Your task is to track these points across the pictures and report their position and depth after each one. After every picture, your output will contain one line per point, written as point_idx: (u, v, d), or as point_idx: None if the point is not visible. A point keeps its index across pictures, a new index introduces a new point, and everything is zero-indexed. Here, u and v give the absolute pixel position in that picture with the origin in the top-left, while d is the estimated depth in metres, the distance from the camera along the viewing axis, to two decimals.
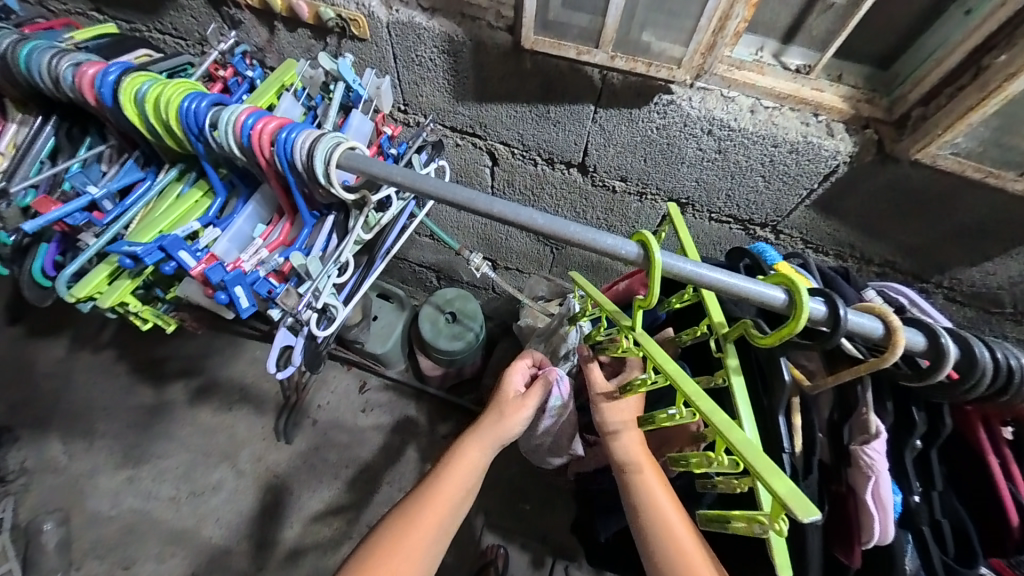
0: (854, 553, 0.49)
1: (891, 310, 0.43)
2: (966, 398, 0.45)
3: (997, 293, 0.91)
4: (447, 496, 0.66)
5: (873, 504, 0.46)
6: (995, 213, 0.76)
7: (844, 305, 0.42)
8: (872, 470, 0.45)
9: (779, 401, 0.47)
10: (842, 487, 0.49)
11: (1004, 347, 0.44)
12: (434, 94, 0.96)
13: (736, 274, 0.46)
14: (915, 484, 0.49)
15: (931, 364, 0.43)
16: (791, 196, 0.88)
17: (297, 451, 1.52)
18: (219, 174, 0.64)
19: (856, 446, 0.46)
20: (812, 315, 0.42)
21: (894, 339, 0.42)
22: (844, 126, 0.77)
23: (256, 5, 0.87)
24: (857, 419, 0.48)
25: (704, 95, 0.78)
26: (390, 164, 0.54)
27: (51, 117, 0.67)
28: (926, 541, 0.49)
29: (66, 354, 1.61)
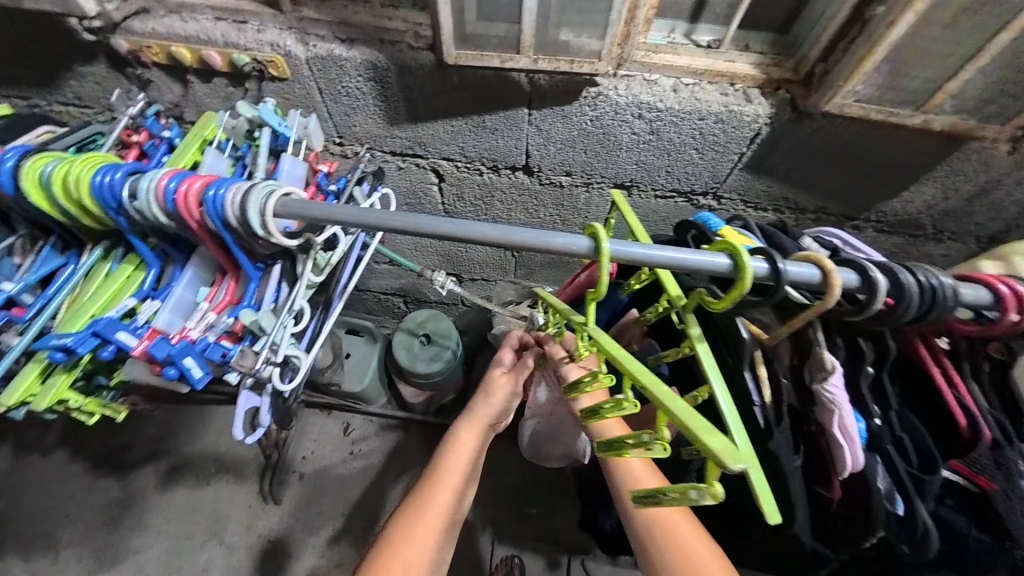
0: (834, 486, 0.52)
1: (824, 254, 0.45)
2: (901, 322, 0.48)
3: (918, 218, 0.99)
4: (454, 482, 0.65)
5: (841, 436, 0.48)
6: (902, 147, 0.83)
7: (782, 260, 0.44)
8: (835, 404, 0.48)
9: (743, 356, 0.50)
10: (813, 426, 0.52)
11: (924, 270, 0.48)
12: (367, 122, 0.95)
13: (682, 248, 0.48)
14: (874, 407, 0.52)
15: (865, 297, 0.46)
16: (725, 162, 0.92)
17: (287, 510, 1.44)
18: (149, 244, 0.60)
19: (818, 385, 0.49)
20: (755, 274, 0.44)
21: (830, 281, 0.44)
22: (759, 90, 0.82)
23: (164, 60, 0.84)
24: (814, 359, 0.50)
25: (629, 82, 0.82)
26: (327, 204, 0.52)
27: None
28: (892, 460, 0.52)
29: (12, 462, 1.46)
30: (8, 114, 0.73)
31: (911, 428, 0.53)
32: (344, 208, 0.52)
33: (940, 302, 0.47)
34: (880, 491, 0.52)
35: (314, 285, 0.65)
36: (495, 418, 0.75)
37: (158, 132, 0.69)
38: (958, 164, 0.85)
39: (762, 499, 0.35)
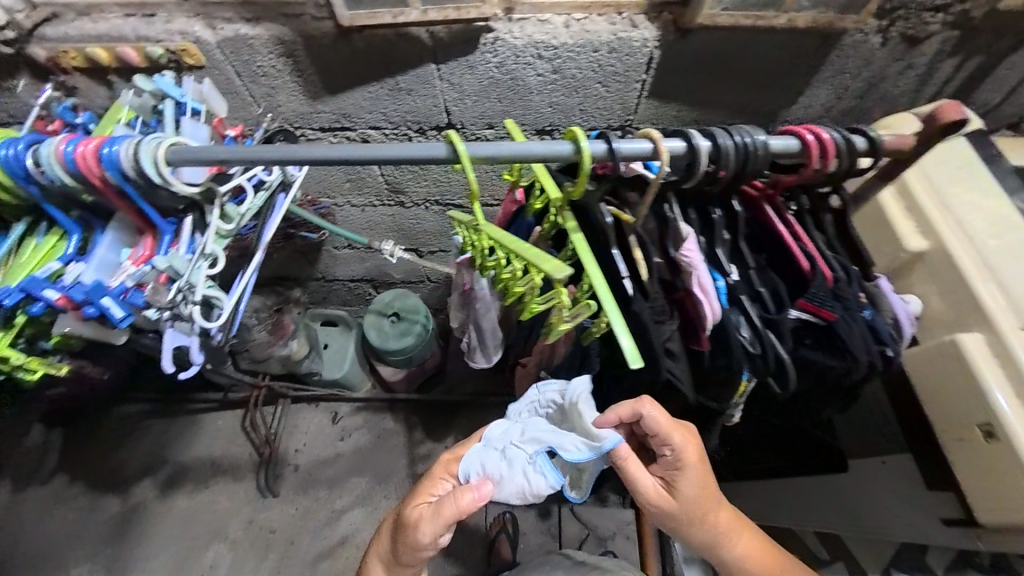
0: (703, 339, 0.53)
1: (652, 129, 0.47)
2: (729, 182, 0.48)
3: (822, 123, 1.03)
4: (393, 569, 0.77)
5: (699, 291, 0.50)
6: (782, 51, 0.87)
7: (613, 138, 0.47)
8: (692, 265, 0.50)
9: (609, 236, 0.53)
10: (681, 291, 0.53)
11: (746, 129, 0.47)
12: (290, 100, 1.00)
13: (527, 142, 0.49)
14: (727, 265, 0.52)
15: (689, 163, 0.47)
16: (630, 91, 0.96)
17: (286, 499, 1.65)
18: (68, 214, 0.56)
19: (677, 253, 0.52)
20: (593, 156, 0.47)
21: (659, 152, 0.46)
22: (644, 16, 0.86)
23: (85, 64, 0.92)
24: (673, 233, 0.52)
25: (522, 25, 0.87)
26: (219, 147, 0.50)
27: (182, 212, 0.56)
28: (749, 310, 0.51)
29: (41, 486, 1.67)
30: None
31: (771, 283, 0.53)
32: (285, 148, 0.51)
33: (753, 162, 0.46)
34: (744, 341, 0.51)
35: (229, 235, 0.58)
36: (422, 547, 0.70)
37: (187, 111, 0.66)
38: (840, 63, 0.90)
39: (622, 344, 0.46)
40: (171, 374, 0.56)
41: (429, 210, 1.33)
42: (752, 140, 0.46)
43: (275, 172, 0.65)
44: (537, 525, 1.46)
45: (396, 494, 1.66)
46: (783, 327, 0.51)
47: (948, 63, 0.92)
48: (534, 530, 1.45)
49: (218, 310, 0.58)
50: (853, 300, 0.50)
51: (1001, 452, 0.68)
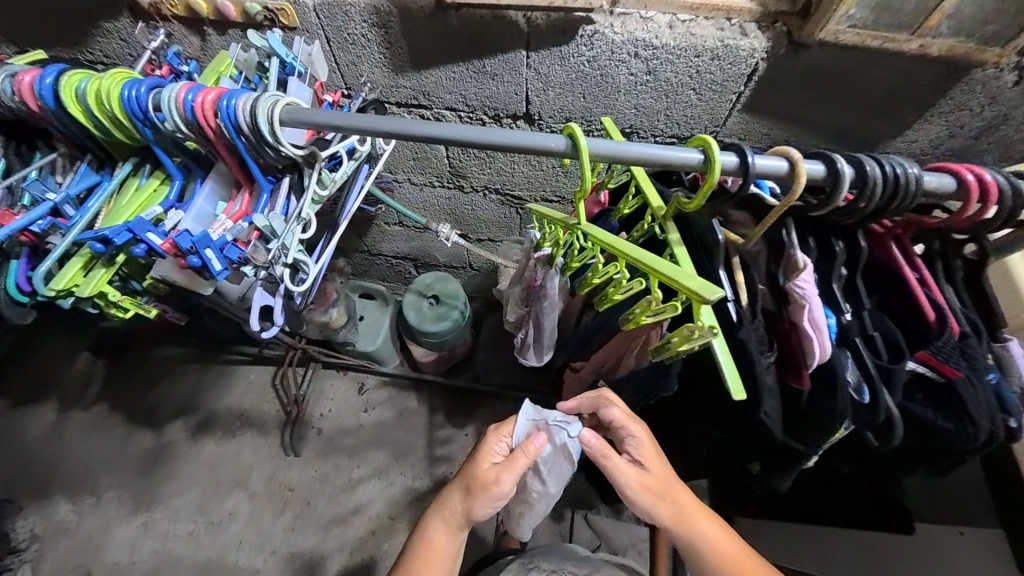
0: (803, 377, 0.51)
1: (791, 146, 0.44)
2: (866, 215, 0.45)
3: (923, 160, 0.96)
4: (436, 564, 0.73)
5: (810, 328, 0.47)
6: (903, 78, 0.80)
7: (751, 152, 0.44)
8: (806, 299, 0.47)
9: (718, 256, 0.49)
10: (785, 323, 0.50)
11: (895, 160, 0.43)
12: (373, 72, 1.00)
13: (657, 146, 0.47)
14: (843, 303, 0.48)
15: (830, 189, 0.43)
16: (723, 103, 0.92)
17: (306, 461, 1.69)
18: (173, 160, 0.57)
19: (789, 282, 0.48)
20: (724, 168, 0.44)
21: (796, 174, 0.43)
22: (756, 25, 0.81)
23: (183, 14, 0.93)
24: (787, 261, 0.48)
25: (624, 20, 0.83)
26: (331, 112, 0.49)
27: (281, 173, 0.56)
28: (861, 354, 0.48)
29: (82, 412, 1.76)
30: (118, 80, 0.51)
31: (883, 326, 0.50)
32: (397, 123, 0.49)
33: (900, 196, 0.43)
34: (847, 383, 0.49)
35: (322, 202, 0.59)
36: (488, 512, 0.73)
37: (292, 73, 0.65)
38: (962, 98, 0.83)
39: (727, 376, 0.43)
40: (254, 331, 0.56)
41: (487, 198, 1.31)
42: (902, 172, 0.43)
43: (368, 142, 0.63)
44: (548, 527, 1.45)
45: (412, 473, 1.67)
46: (896, 379, 0.48)
47: None
48: (546, 531, 1.44)
49: (302, 274, 0.58)
50: (984, 360, 0.49)
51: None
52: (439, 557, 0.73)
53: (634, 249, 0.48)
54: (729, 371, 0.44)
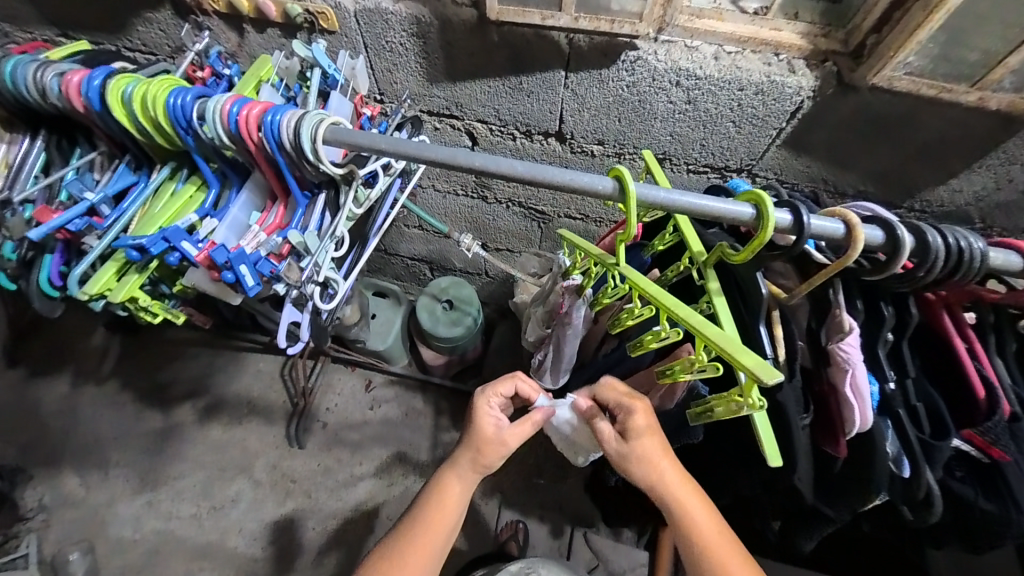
0: (840, 443, 0.49)
1: (848, 210, 0.43)
2: (922, 285, 0.43)
3: (965, 210, 0.92)
4: (440, 527, 0.68)
5: (852, 395, 0.45)
6: (955, 128, 0.78)
7: (807, 211, 0.42)
8: (849, 363, 0.45)
9: (760, 311, 0.48)
10: (824, 385, 0.49)
11: (957, 232, 0.42)
12: (408, 80, 0.99)
13: (707, 197, 0.46)
14: (888, 371, 0.46)
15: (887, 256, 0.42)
16: (762, 138, 0.90)
17: (310, 453, 1.70)
18: (211, 166, 0.56)
19: (831, 344, 0.46)
20: (778, 226, 0.43)
21: (853, 237, 0.42)
22: (804, 62, 0.79)
23: (225, 10, 0.93)
24: (831, 321, 0.47)
25: (668, 48, 0.82)
26: (376, 133, 0.49)
27: (320, 188, 0.56)
28: (903, 424, 0.47)
29: (95, 386, 1.78)
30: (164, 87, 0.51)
31: (927, 397, 0.48)
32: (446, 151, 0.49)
33: (961, 268, 0.41)
34: (886, 454, 0.47)
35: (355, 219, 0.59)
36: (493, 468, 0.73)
37: (334, 84, 0.65)
38: (1015, 152, 0.80)
39: (764, 443, 0.41)
40: (281, 346, 0.59)
41: (510, 209, 1.30)
42: (966, 245, 0.41)
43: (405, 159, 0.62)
44: (547, 542, 1.44)
45: (414, 475, 1.67)
46: (939, 455, 0.47)
47: None
48: (544, 547, 1.42)
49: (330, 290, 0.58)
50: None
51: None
52: (446, 520, 0.69)
53: (676, 303, 0.47)
54: (766, 436, 0.42)
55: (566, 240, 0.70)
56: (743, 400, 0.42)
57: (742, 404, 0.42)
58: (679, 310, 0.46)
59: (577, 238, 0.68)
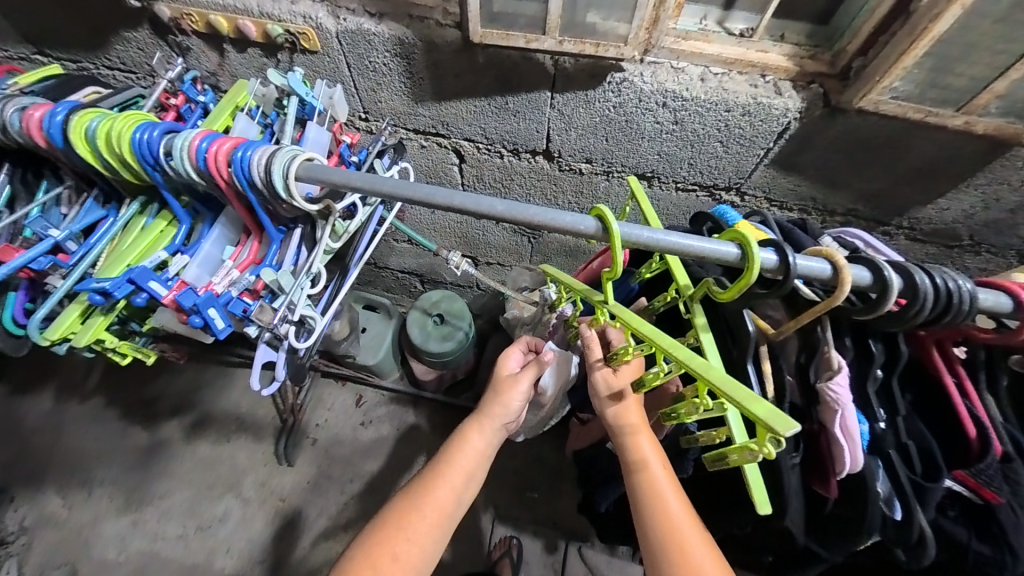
0: (830, 484, 0.47)
1: (836, 249, 0.41)
2: (911, 327, 0.42)
3: (953, 227, 0.92)
4: (455, 480, 0.64)
5: (842, 437, 0.44)
6: (942, 150, 0.78)
7: (792, 252, 0.41)
8: (838, 404, 0.43)
9: (747, 349, 0.47)
10: (814, 425, 0.47)
11: (945, 272, 0.41)
12: (393, 99, 0.98)
13: (690, 235, 0.45)
14: (879, 411, 0.45)
15: (876, 298, 0.40)
16: (750, 157, 0.89)
17: (299, 470, 1.66)
18: (182, 201, 0.55)
19: (821, 383, 0.44)
20: (763, 266, 0.41)
21: (841, 279, 0.40)
22: (791, 84, 0.79)
23: (204, 30, 0.92)
24: (820, 358, 0.45)
25: (655, 70, 0.81)
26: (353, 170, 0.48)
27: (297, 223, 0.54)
28: (893, 465, 0.45)
29: (78, 403, 1.74)
30: (126, 122, 0.49)
31: (921, 436, 0.46)
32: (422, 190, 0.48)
33: (952, 312, 0.40)
34: (879, 497, 0.46)
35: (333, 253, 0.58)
36: (510, 418, 0.70)
37: (312, 113, 0.64)
38: (1001, 173, 0.80)
39: (752, 490, 0.39)
40: (253, 386, 0.57)
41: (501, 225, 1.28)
42: (955, 287, 0.40)
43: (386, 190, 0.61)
44: (541, 559, 1.42)
45: None
46: (931, 497, 0.45)
47: None
48: (539, 564, 1.40)
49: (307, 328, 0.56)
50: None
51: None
52: (447, 485, 0.63)
53: (675, 347, 0.45)
54: (755, 481, 0.41)
55: (548, 276, 0.68)
56: (753, 447, 0.38)
57: (754, 451, 0.38)
58: (678, 351, 0.45)
59: (560, 272, 0.67)
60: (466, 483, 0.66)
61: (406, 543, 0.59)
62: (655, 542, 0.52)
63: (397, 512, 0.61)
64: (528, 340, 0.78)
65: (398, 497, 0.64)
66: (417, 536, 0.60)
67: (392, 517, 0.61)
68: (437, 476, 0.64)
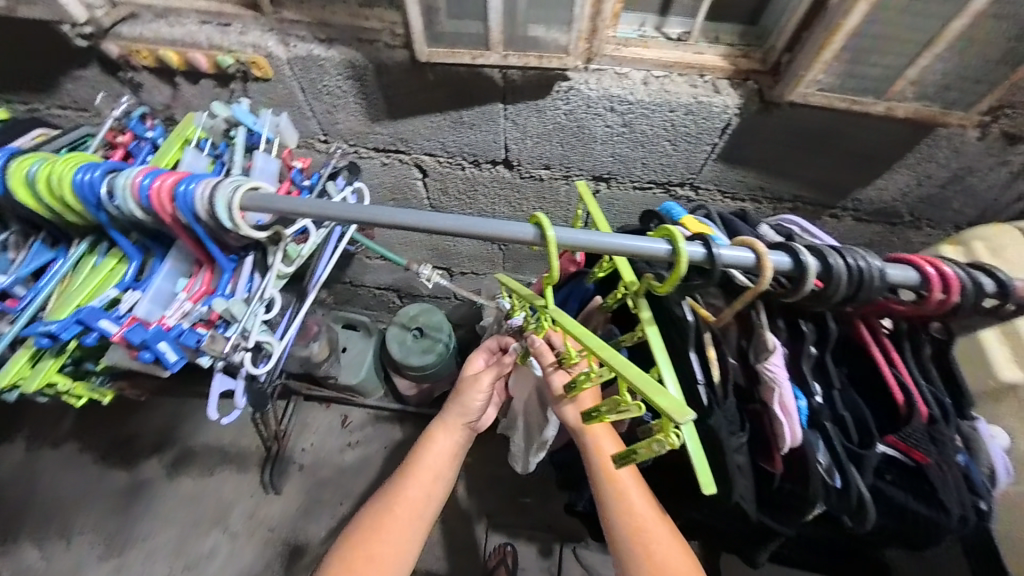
0: (775, 460, 0.50)
1: (755, 238, 0.44)
2: (832, 305, 0.44)
3: (894, 206, 0.97)
4: (426, 480, 0.65)
5: (780, 412, 0.46)
6: (871, 135, 0.82)
7: (716, 243, 0.44)
8: (776, 382, 0.46)
9: (689, 338, 0.49)
10: (758, 405, 0.50)
11: (858, 253, 0.44)
12: (350, 120, 0.99)
13: (624, 234, 0.47)
14: (814, 385, 0.48)
15: (796, 281, 0.43)
16: (699, 153, 0.93)
17: (287, 498, 1.63)
18: (131, 237, 0.55)
19: (759, 364, 0.47)
20: (692, 259, 0.44)
21: (762, 266, 0.43)
22: (728, 82, 0.83)
23: (155, 65, 0.92)
24: (758, 341, 0.48)
25: (599, 77, 0.84)
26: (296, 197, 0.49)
27: (249, 252, 0.55)
28: (831, 437, 0.48)
29: (52, 450, 1.69)
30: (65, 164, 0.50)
31: (857, 407, 0.49)
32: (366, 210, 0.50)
33: (866, 289, 0.43)
34: (821, 470, 0.48)
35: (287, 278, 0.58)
36: (473, 418, 0.70)
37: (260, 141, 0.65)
38: (928, 152, 0.85)
39: (697, 472, 0.41)
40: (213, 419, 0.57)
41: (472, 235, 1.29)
42: (866, 266, 0.43)
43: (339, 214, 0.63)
44: (536, 563, 1.42)
45: None
46: (868, 463, 0.47)
47: None
48: (534, 568, 1.40)
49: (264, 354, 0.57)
50: (954, 444, 0.50)
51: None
52: (421, 488, 0.64)
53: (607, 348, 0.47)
54: (701, 464, 0.42)
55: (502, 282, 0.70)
56: (663, 436, 0.41)
57: (660, 441, 0.41)
58: (605, 352, 0.47)
59: (514, 279, 0.68)
60: (438, 484, 0.66)
61: (382, 545, 0.60)
62: (613, 520, 0.55)
63: (373, 517, 0.62)
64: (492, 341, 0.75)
65: (373, 501, 0.65)
66: (392, 538, 0.61)
67: (367, 524, 0.62)
68: (411, 479, 0.65)
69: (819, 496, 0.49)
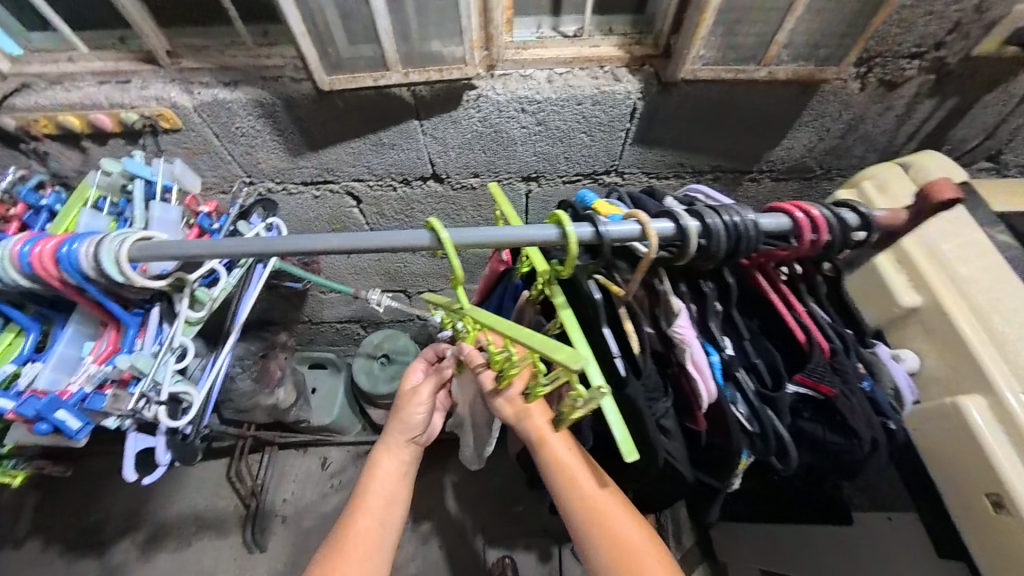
0: (700, 418, 0.52)
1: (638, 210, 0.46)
2: (720, 261, 0.47)
3: (804, 161, 1.03)
4: (377, 506, 0.64)
5: (695, 370, 0.48)
6: (765, 99, 0.87)
7: (602, 221, 0.45)
8: (686, 343, 0.48)
9: (599, 314, 0.51)
10: (675, 367, 0.52)
11: (733, 210, 0.47)
12: (271, 158, 0.99)
13: (514, 226, 0.48)
14: (722, 339, 0.50)
15: (680, 244, 0.45)
16: (615, 140, 0.96)
17: (275, 553, 1.56)
18: (28, 310, 0.59)
19: (670, 328, 0.49)
20: (581, 239, 0.45)
21: (648, 235, 0.45)
22: (626, 69, 0.87)
23: (56, 131, 0.90)
24: (665, 306, 0.50)
25: (504, 81, 0.87)
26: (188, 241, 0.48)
27: (154, 302, 0.57)
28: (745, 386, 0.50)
29: (11, 552, 1.57)
30: None
31: (768, 354, 0.51)
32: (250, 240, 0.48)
33: (745, 241, 0.45)
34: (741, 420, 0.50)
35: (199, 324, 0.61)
36: (417, 432, 0.69)
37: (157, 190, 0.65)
38: (820, 108, 0.91)
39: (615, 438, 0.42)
40: (129, 479, 0.61)
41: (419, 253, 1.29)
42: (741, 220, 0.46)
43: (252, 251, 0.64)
44: (538, 569, 1.40)
45: None
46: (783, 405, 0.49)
47: (925, 104, 0.92)
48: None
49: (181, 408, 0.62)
50: (853, 372, 0.51)
51: (1020, 534, 0.49)
52: (374, 513, 0.63)
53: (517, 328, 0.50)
54: (622, 433, 0.43)
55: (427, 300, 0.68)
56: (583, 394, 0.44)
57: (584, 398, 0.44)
58: (515, 331, 0.50)
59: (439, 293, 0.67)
60: (392, 507, 0.65)
61: None
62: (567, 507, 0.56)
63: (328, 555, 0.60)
64: (429, 351, 0.75)
65: (329, 538, 0.63)
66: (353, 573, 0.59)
67: (324, 563, 0.60)
68: (364, 508, 0.64)
69: (745, 445, 0.50)
